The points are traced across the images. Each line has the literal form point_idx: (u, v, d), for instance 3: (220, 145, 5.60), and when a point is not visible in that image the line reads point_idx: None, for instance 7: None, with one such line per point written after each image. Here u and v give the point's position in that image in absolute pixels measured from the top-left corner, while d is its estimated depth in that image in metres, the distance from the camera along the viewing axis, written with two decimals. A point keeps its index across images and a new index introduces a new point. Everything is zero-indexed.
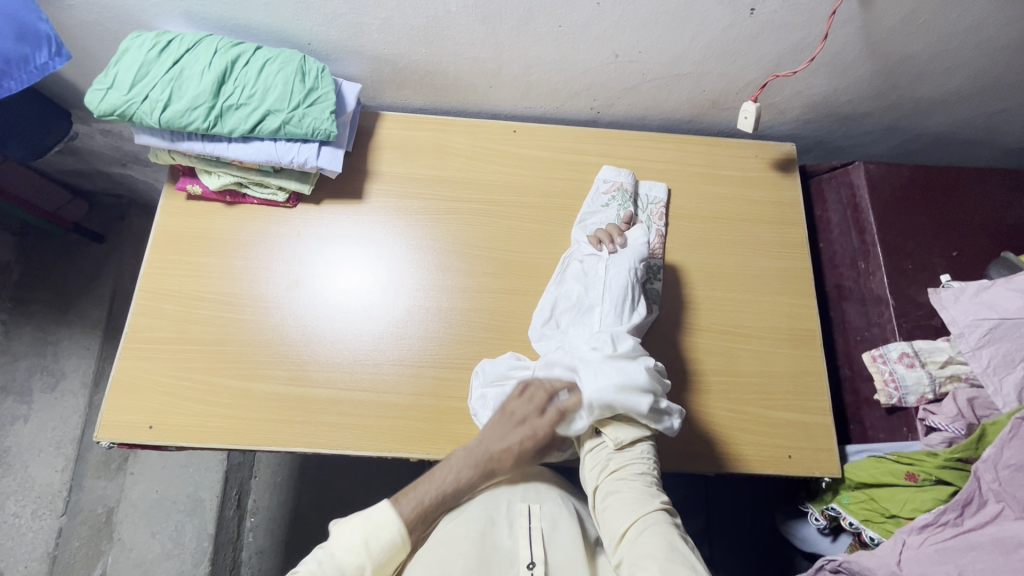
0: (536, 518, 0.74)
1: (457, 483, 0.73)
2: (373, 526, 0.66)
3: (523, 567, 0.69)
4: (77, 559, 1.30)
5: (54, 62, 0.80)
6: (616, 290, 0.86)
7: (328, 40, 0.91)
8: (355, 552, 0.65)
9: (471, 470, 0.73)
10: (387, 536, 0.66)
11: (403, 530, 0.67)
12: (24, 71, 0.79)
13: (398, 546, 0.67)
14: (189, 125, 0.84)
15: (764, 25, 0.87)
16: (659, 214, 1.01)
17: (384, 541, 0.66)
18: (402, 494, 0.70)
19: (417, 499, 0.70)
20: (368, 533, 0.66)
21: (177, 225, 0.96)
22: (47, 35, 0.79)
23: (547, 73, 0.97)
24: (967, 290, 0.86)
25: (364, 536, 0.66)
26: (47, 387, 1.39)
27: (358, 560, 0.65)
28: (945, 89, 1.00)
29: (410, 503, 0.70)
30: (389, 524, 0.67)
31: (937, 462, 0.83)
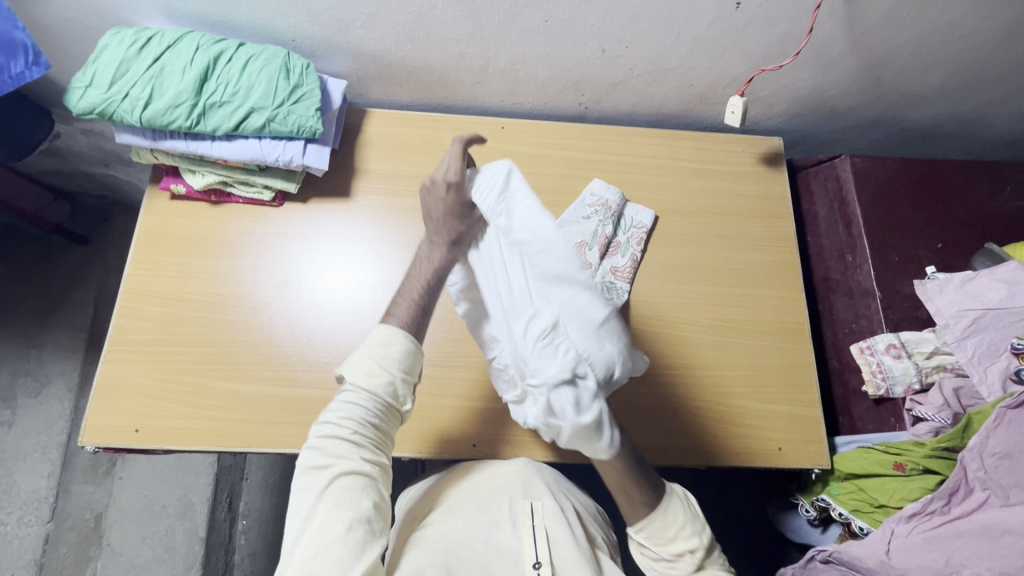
0: (539, 517, 0.73)
1: (429, 268, 0.68)
2: (377, 346, 0.63)
3: (528, 566, 0.67)
4: (65, 566, 1.28)
5: (30, 71, 0.79)
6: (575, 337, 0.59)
7: (312, 36, 0.90)
8: (372, 376, 0.63)
9: (437, 253, 0.68)
10: (393, 352, 0.63)
11: (409, 337, 0.64)
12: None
13: (413, 352, 0.64)
14: (171, 124, 0.83)
15: (750, 19, 0.87)
16: (639, 239, 0.99)
17: (397, 356, 0.63)
18: (392, 310, 0.66)
19: (409, 304, 0.66)
20: (376, 355, 0.63)
21: (161, 225, 0.94)
22: (22, 44, 0.78)
23: (534, 68, 0.96)
24: (952, 281, 0.89)
25: (375, 358, 0.63)
26: (32, 392, 1.37)
27: (377, 386, 0.62)
28: (929, 82, 1.01)
29: (404, 310, 0.66)
30: (390, 338, 0.63)
31: (924, 451, 0.83)
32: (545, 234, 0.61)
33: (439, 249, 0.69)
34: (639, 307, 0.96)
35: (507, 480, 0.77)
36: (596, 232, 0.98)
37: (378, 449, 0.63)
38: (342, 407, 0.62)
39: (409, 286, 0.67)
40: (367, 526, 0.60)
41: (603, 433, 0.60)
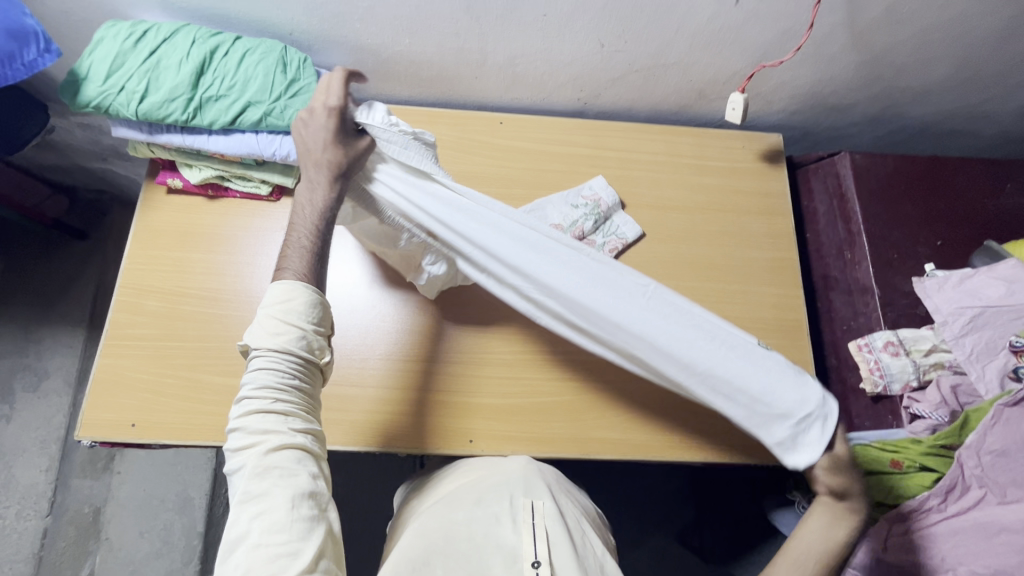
0: (541, 516, 0.72)
1: (317, 207, 0.73)
2: (279, 305, 0.65)
3: (527, 565, 0.66)
4: (63, 560, 1.29)
5: (43, 58, 0.79)
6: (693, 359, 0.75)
7: (310, 30, 0.89)
8: (283, 335, 0.65)
9: (321, 192, 0.73)
10: (298, 302, 0.66)
11: (311, 289, 0.67)
12: (11, 68, 0.77)
13: (316, 304, 0.67)
14: (167, 117, 0.83)
15: (750, 14, 0.86)
16: (614, 246, 0.98)
17: (300, 306, 0.66)
18: (288, 260, 0.70)
19: (301, 251, 0.70)
20: (281, 312, 0.65)
21: (158, 219, 0.94)
22: (34, 32, 0.78)
23: (532, 63, 0.96)
24: (950, 279, 0.89)
25: (279, 317, 0.65)
26: (30, 387, 1.37)
27: (292, 343, 0.65)
28: (930, 78, 1.00)
29: (298, 260, 0.70)
30: (291, 290, 0.66)
31: (922, 449, 0.83)
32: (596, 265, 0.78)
33: (321, 189, 0.73)
34: None
35: (510, 480, 0.76)
36: (574, 222, 0.97)
37: (305, 417, 0.64)
38: (255, 378, 0.63)
39: (296, 235, 0.71)
40: (311, 501, 0.59)
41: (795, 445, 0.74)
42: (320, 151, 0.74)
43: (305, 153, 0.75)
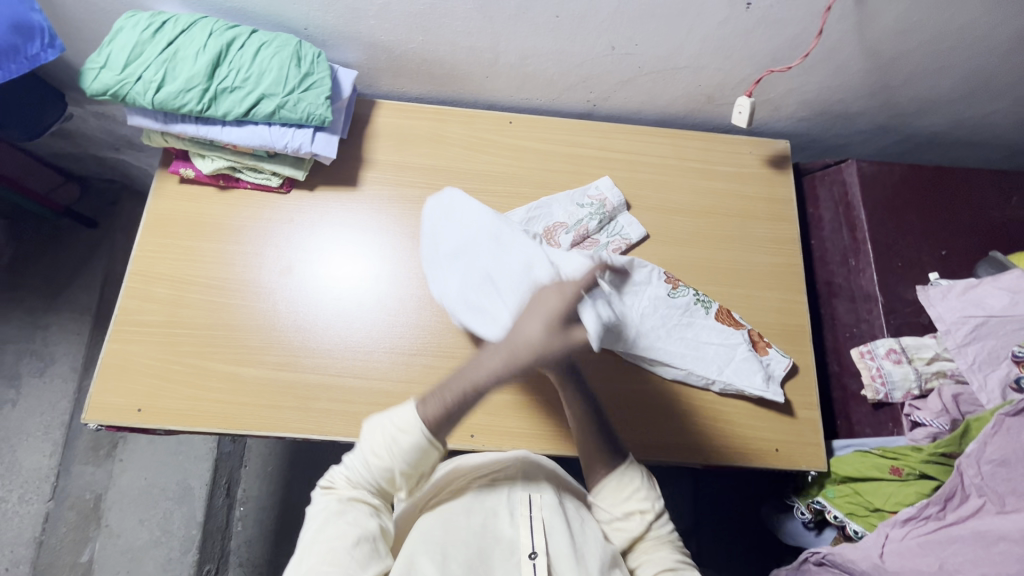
0: (538, 508, 0.72)
1: (488, 376, 0.65)
2: (396, 425, 0.67)
3: (523, 556, 0.67)
4: (64, 545, 1.30)
5: (47, 53, 0.82)
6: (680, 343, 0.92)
7: (324, 25, 0.90)
8: (382, 457, 0.67)
9: (499, 359, 0.65)
10: (407, 440, 0.65)
11: (426, 431, 0.65)
12: (15, 62, 0.80)
13: (424, 446, 0.66)
14: (183, 107, 0.84)
15: (760, 20, 0.87)
16: (618, 246, 0.99)
17: (406, 442, 0.65)
18: (428, 397, 0.66)
19: (441, 400, 0.66)
20: (391, 438, 0.66)
21: (170, 208, 0.95)
22: (39, 27, 0.81)
23: (543, 64, 0.97)
24: (955, 288, 0.89)
25: (390, 434, 0.67)
26: (36, 372, 1.38)
27: (384, 464, 0.67)
28: (939, 89, 1.00)
29: (434, 405, 0.66)
30: (409, 426, 0.65)
31: (921, 457, 0.84)
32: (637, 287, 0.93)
33: (498, 360, 0.66)
34: None
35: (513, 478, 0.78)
36: (580, 221, 0.99)
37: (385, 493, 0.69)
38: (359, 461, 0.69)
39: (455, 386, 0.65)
40: (370, 544, 0.64)
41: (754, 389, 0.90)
42: (530, 324, 0.67)
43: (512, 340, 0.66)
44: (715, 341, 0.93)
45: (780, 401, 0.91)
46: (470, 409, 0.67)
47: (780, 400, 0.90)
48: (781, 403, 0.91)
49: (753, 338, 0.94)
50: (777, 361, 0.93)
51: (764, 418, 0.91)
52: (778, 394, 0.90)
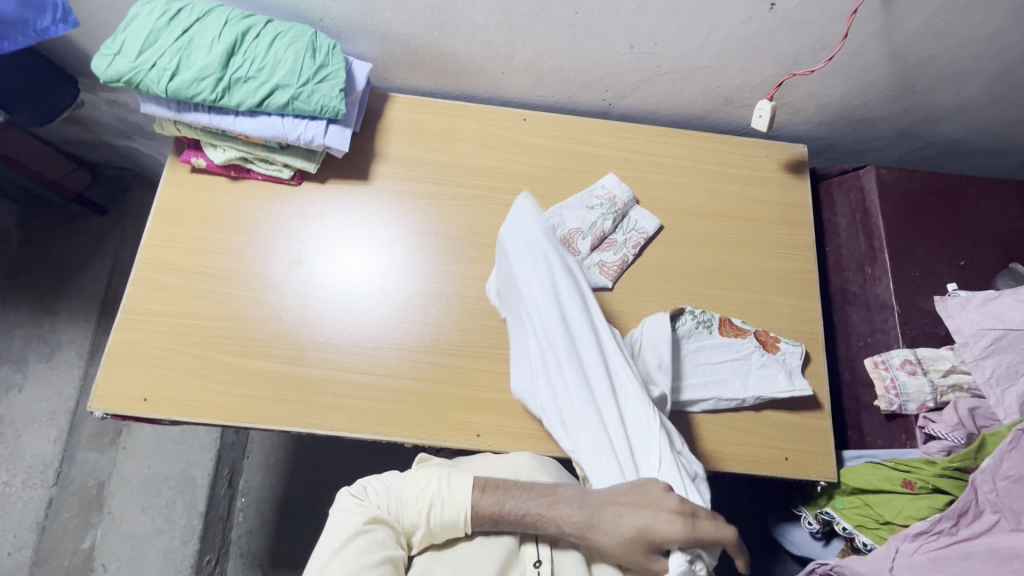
0: (548, 530, 0.79)
1: (555, 518, 0.73)
2: (446, 493, 0.74)
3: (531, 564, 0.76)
4: (67, 531, 1.30)
5: (58, 27, 0.82)
6: (708, 378, 0.89)
7: (341, 16, 0.89)
8: (416, 511, 0.75)
9: (569, 514, 0.72)
10: (452, 508, 0.73)
11: (468, 516, 0.73)
12: (22, 33, 0.80)
13: (455, 524, 0.74)
14: (196, 96, 0.83)
15: (783, 21, 0.86)
16: (636, 241, 0.98)
17: (447, 513, 0.73)
18: (490, 489, 0.74)
19: (501, 501, 0.73)
20: (437, 499, 0.74)
21: (181, 197, 0.95)
22: (52, 2, 0.81)
23: (560, 61, 0.96)
24: (974, 299, 0.86)
25: (434, 501, 0.74)
26: (43, 357, 1.38)
27: (415, 519, 0.74)
28: (963, 95, 0.98)
29: (492, 501, 0.73)
30: (460, 502, 0.73)
31: (935, 470, 0.82)
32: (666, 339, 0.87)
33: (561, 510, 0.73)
34: (653, 308, 0.95)
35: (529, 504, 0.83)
36: (594, 222, 0.98)
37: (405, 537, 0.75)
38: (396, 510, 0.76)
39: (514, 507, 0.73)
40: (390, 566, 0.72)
41: (781, 390, 0.89)
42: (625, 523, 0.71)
43: (600, 520, 0.72)
44: (726, 358, 0.91)
45: (808, 395, 0.90)
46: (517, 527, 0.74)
47: (809, 393, 0.89)
48: (808, 395, 0.91)
49: (763, 337, 0.93)
50: (791, 353, 0.92)
51: (776, 427, 0.90)
52: (806, 386, 0.90)
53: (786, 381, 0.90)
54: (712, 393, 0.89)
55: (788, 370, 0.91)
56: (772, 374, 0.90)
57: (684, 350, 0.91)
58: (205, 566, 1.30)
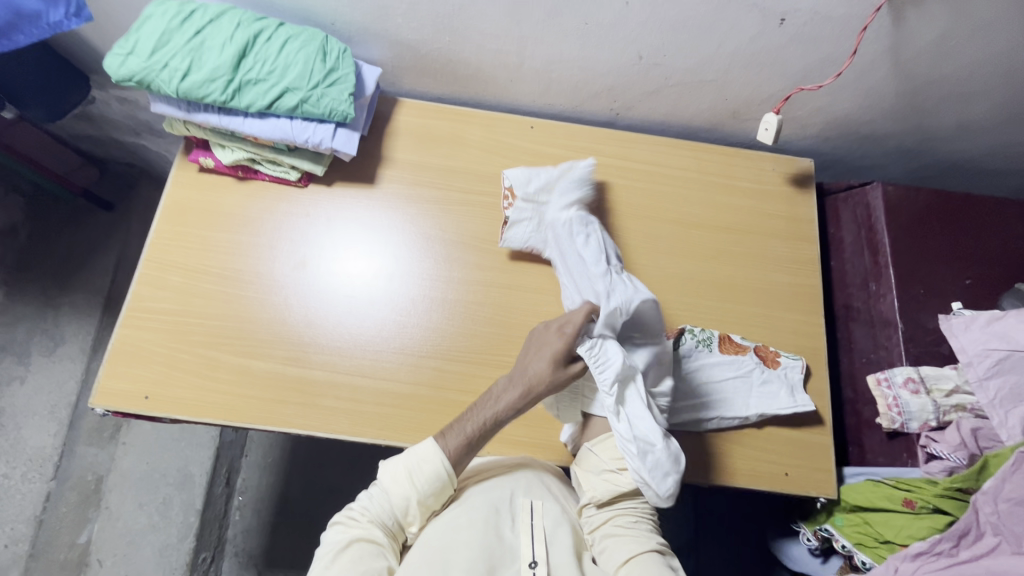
0: (539, 516, 0.77)
1: (506, 408, 0.75)
2: (417, 459, 0.73)
3: (525, 564, 0.72)
4: (63, 525, 1.30)
5: (70, 21, 0.82)
6: (718, 399, 0.89)
7: (352, 21, 0.90)
8: (402, 483, 0.73)
9: (513, 393, 0.75)
10: (428, 470, 0.72)
11: (446, 464, 0.73)
12: (35, 27, 0.81)
13: (441, 480, 0.73)
14: (207, 97, 0.84)
15: (793, 37, 0.86)
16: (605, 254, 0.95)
17: (427, 473, 0.72)
18: (449, 430, 0.75)
19: (461, 432, 0.74)
20: (412, 466, 0.73)
21: (188, 197, 0.95)
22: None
23: (568, 70, 0.96)
24: (979, 319, 0.85)
25: (409, 468, 0.73)
26: (46, 351, 1.39)
27: (402, 493, 0.73)
28: (971, 115, 0.98)
29: (455, 438, 0.74)
30: (431, 455, 0.73)
31: (935, 490, 0.82)
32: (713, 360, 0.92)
33: (514, 389, 0.75)
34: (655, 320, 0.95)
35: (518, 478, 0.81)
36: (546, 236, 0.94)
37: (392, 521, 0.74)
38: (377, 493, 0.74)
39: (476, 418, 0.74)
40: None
41: (784, 408, 0.89)
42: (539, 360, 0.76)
43: (528, 373, 0.76)
44: (728, 375, 0.91)
45: (810, 411, 0.90)
46: (489, 437, 0.76)
47: (810, 409, 0.90)
48: (811, 412, 0.90)
49: (762, 352, 0.94)
50: (791, 366, 0.93)
51: (775, 441, 0.90)
52: (808, 402, 0.90)
53: (788, 399, 0.90)
54: (724, 412, 0.88)
55: (789, 387, 0.91)
56: (774, 393, 0.90)
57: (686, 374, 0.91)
58: (201, 563, 1.30)
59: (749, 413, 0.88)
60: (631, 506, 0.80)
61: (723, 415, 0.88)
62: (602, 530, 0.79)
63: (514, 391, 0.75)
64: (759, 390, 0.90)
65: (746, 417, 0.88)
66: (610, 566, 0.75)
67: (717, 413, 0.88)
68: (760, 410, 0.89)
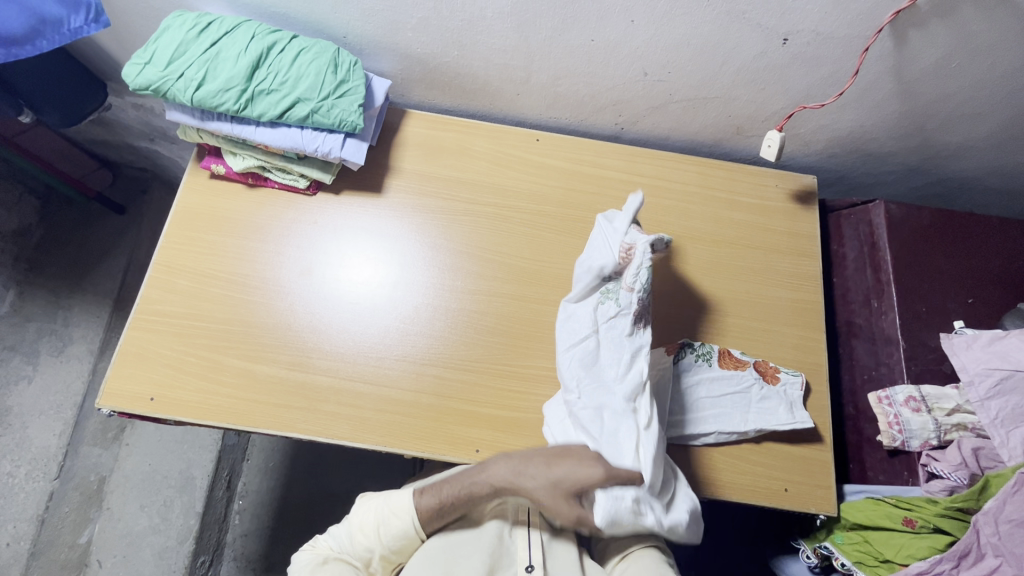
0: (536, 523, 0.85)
1: (487, 482, 0.79)
2: (389, 512, 0.81)
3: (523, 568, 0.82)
4: (64, 525, 1.30)
5: (89, 27, 0.85)
6: (725, 415, 0.89)
7: (364, 34, 0.92)
8: (369, 534, 0.81)
9: (498, 477, 0.79)
10: (398, 524, 0.80)
11: (413, 523, 0.80)
12: (57, 33, 0.83)
13: (406, 536, 0.80)
14: (220, 106, 0.86)
15: (796, 56, 0.87)
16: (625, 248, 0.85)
17: (395, 528, 0.80)
18: (427, 487, 0.82)
19: (436, 496, 0.81)
20: (383, 518, 0.81)
21: (199, 202, 0.97)
22: (86, 3, 0.84)
23: (574, 85, 0.98)
24: (980, 338, 0.85)
25: (378, 520, 0.81)
26: (54, 350, 1.40)
27: (367, 543, 0.81)
28: (973, 135, 0.99)
29: (428, 499, 0.81)
30: (403, 512, 0.80)
31: (937, 510, 0.82)
32: (722, 376, 0.91)
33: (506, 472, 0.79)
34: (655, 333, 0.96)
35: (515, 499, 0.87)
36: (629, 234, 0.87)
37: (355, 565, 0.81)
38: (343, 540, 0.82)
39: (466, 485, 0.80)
40: None
41: (784, 425, 0.89)
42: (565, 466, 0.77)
43: (523, 471, 0.79)
44: (726, 390, 0.90)
45: (809, 426, 0.90)
46: (463, 509, 0.81)
47: (809, 425, 0.90)
48: (810, 427, 0.90)
49: (761, 368, 0.93)
50: (791, 383, 0.93)
51: (775, 456, 0.90)
52: (807, 420, 0.90)
53: (788, 415, 0.90)
54: (730, 426, 0.88)
55: (790, 402, 0.91)
56: (777, 411, 0.90)
57: (685, 391, 0.90)
58: (200, 567, 1.30)
59: (749, 428, 0.88)
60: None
61: (729, 428, 0.88)
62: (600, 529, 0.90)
63: (501, 470, 0.79)
64: (761, 408, 0.90)
65: (749, 431, 0.88)
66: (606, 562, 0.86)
67: (721, 427, 0.88)
68: (760, 427, 0.88)
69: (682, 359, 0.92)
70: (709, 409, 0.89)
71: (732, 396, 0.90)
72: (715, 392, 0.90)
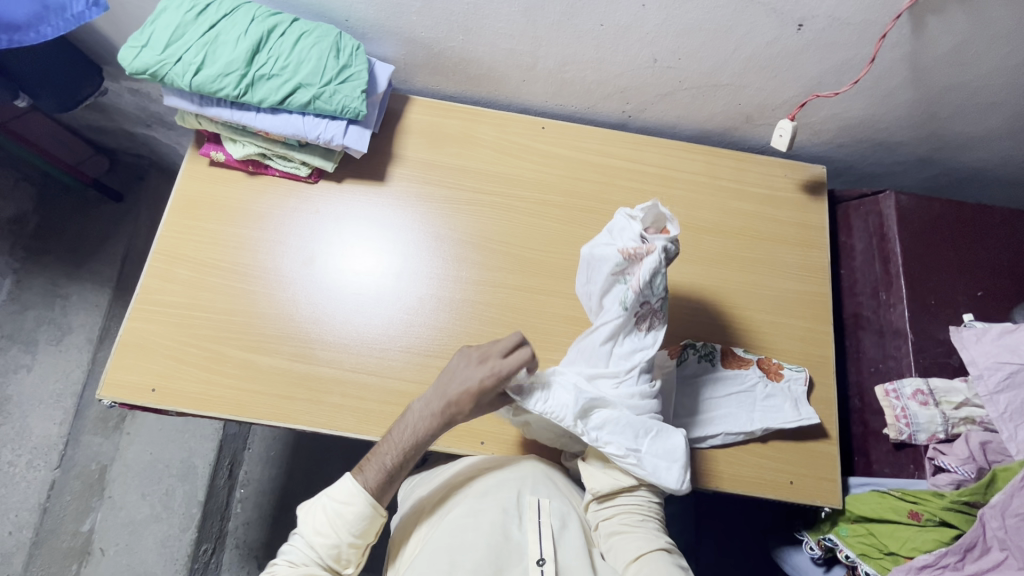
0: (546, 514, 0.76)
1: (419, 434, 0.75)
2: (337, 501, 0.72)
3: (533, 562, 0.72)
4: (66, 514, 1.30)
5: (91, 11, 0.81)
6: (727, 413, 0.89)
7: (367, 18, 0.90)
8: (326, 532, 0.71)
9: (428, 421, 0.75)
10: (353, 511, 0.71)
11: (369, 501, 0.72)
12: (62, 19, 0.81)
13: (368, 515, 0.72)
14: (219, 91, 0.84)
15: (810, 42, 0.85)
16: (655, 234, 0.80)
17: (353, 514, 0.71)
18: (365, 465, 0.74)
19: (381, 467, 0.73)
20: (335, 511, 0.71)
21: (199, 189, 0.95)
22: None
23: (582, 71, 0.95)
24: (989, 332, 0.85)
25: (331, 513, 0.72)
26: (52, 339, 1.38)
27: (330, 539, 0.71)
28: (987, 125, 0.97)
29: (375, 473, 0.73)
30: (352, 497, 0.71)
31: (942, 503, 0.81)
32: (722, 377, 0.91)
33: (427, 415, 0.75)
34: None
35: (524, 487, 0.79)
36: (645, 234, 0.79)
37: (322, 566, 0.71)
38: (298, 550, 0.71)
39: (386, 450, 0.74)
40: None
41: (789, 423, 0.88)
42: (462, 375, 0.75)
43: (442, 402, 0.75)
44: (732, 386, 0.90)
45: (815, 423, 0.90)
46: (410, 467, 0.76)
47: (815, 421, 0.89)
48: (814, 424, 0.90)
49: (764, 366, 0.93)
50: (795, 379, 0.92)
51: (782, 449, 0.89)
52: (812, 416, 0.89)
53: (789, 412, 0.89)
54: (734, 426, 0.88)
55: (794, 397, 0.91)
56: (780, 409, 0.90)
57: (692, 386, 0.90)
58: (202, 555, 1.31)
59: (755, 429, 0.88)
60: (635, 503, 0.79)
61: (732, 425, 0.88)
62: (608, 527, 0.78)
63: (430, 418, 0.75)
64: (767, 405, 0.90)
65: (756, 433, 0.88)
66: (617, 563, 0.75)
67: (725, 425, 0.88)
68: (767, 424, 0.88)
69: (683, 357, 0.91)
70: (711, 406, 0.89)
71: (733, 396, 0.90)
72: (716, 391, 0.90)
